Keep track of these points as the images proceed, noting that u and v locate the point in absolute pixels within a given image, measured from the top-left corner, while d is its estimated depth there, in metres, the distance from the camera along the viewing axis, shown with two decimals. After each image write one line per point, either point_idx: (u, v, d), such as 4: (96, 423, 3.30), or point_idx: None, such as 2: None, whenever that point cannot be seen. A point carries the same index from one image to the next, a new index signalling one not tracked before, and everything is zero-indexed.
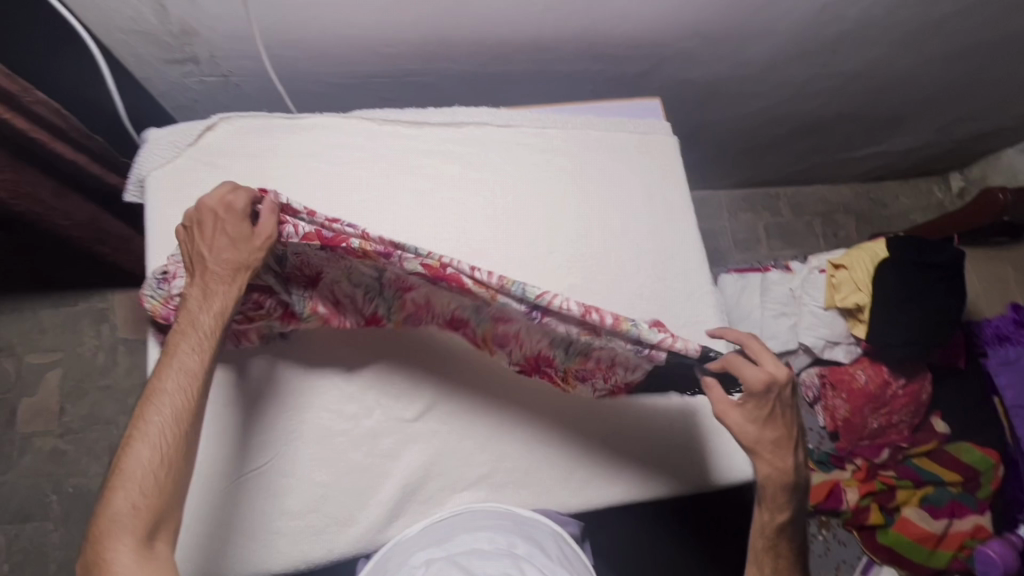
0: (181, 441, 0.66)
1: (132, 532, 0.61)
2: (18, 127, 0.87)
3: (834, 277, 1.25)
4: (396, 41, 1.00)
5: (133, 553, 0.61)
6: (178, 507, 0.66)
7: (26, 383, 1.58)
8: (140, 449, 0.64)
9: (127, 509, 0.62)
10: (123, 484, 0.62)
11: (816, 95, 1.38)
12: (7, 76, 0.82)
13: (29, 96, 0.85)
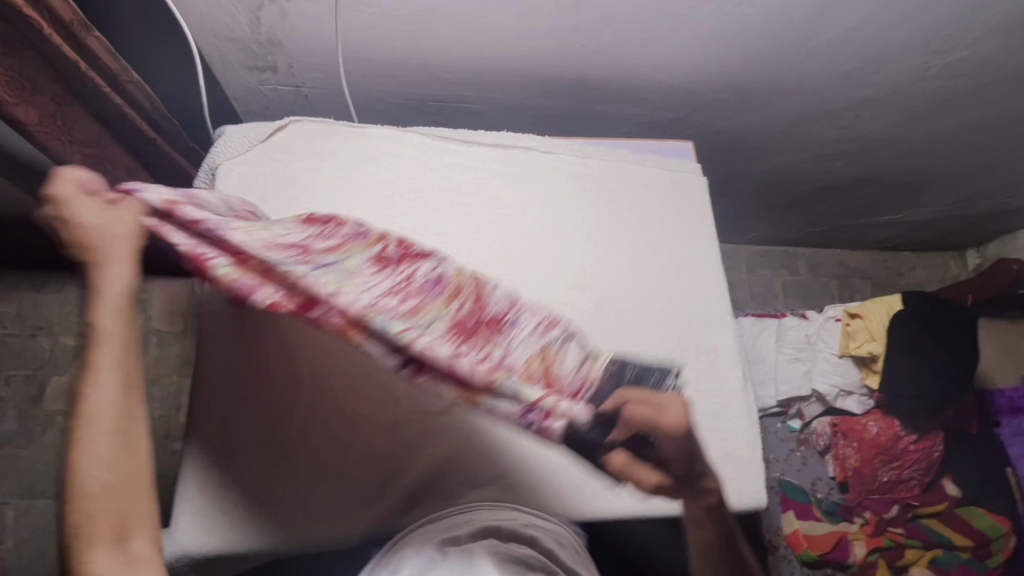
0: (128, 414, 0.55)
1: (105, 543, 0.52)
2: (112, 101, 0.97)
3: (849, 326, 1.29)
4: (456, 68, 1.11)
5: (108, 558, 0.51)
6: (147, 506, 0.56)
7: (59, 362, 1.63)
8: (90, 442, 0.53)
9: (95, 509, 0.52)
10: (84, 474, 0.52)
11: (839, 156, 1.46)
12: (110, 55, 0.94)
13: (125, 75, 0.97)
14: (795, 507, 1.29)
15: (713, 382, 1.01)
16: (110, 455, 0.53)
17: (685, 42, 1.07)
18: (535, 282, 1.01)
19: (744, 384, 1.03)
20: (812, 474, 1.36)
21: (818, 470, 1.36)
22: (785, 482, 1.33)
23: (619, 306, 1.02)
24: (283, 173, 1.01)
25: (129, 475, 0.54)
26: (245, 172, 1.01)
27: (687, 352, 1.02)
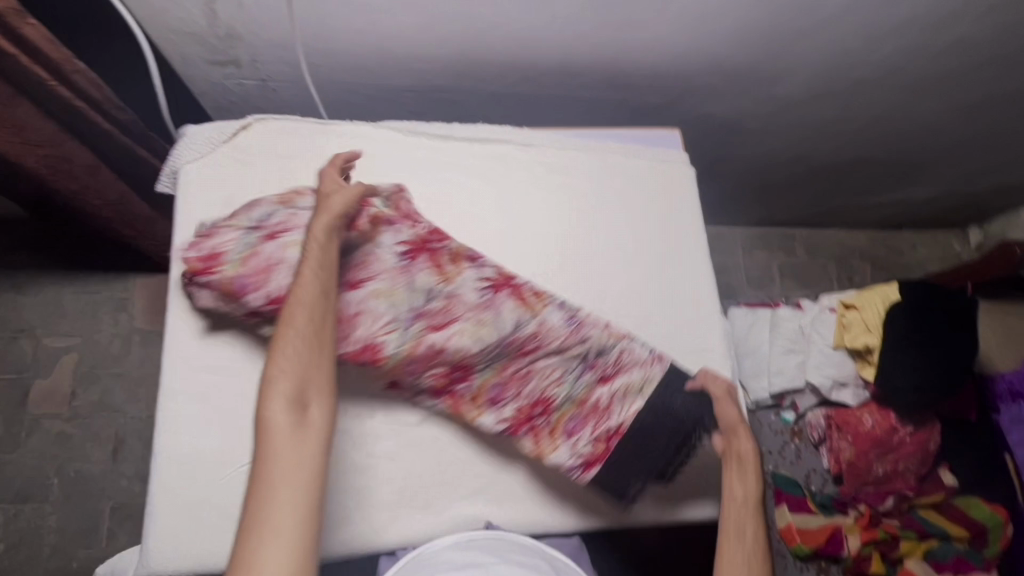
0: (320, 322, 0.76)
1: (283, 400, 0.70)
2: (62, 95, 0.91)
3: (844, 317, 1.25)
4: (430, 58, 1.05)
5: (286, 419, 0.69)
6: (323, 383, 0.74)
7: (42, 365, 1.61)
8: (291, 337, 0.73)
9: (283, 381, 0.71)
10: (283, 360, 0.72)
11: (836, 138, 1.40)
12: (53, 44, 0.85)
13: (72, 66, 0.89)
14: (788, 500, 1.29)
15: None
16: (301, 356, 0.73)
17: (670, 24, 1.00)
18: None
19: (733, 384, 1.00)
20: (807, 466, 1.34)
21: (814, 462, 1.34)
22: (778, 475, 1.32)
23: (601, 307, 0.99)
24: (249, 176, 0.97)
25: (314, 368, 0.73)
26: (208, 176, 0.96)
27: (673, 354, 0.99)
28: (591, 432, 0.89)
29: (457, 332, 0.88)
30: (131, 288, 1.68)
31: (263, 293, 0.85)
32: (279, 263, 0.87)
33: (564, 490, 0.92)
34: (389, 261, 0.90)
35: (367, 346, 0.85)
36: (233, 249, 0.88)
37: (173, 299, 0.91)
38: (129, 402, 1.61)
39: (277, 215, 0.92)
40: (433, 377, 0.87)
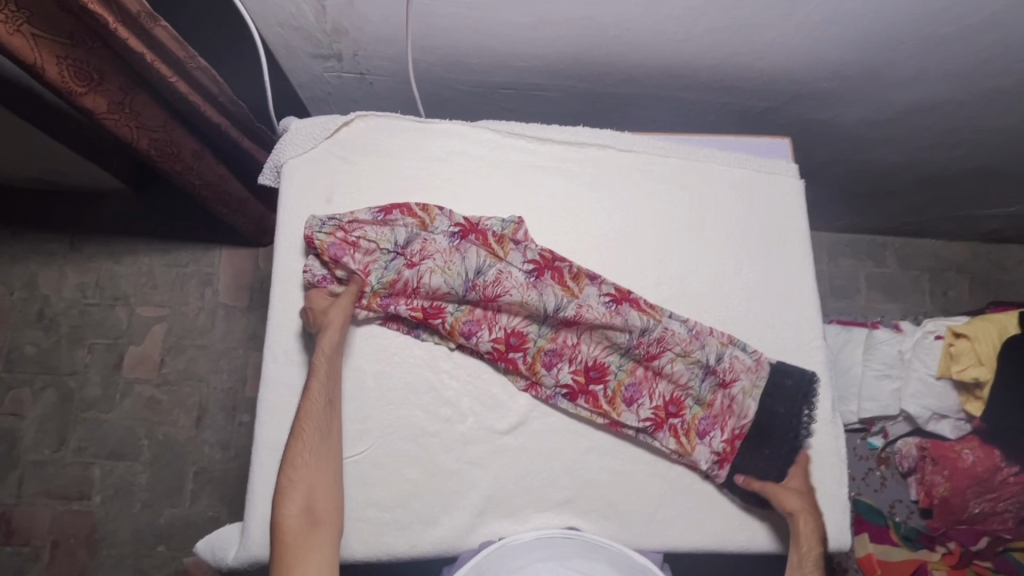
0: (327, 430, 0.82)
1: (296, 506, 0.76)
2: (178, 90, 0.93)
3: (953, 346, 1.15)
4: (531, 57, 1.02)
5: (296, 517, 0.75)
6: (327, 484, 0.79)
7: (135, 332, 1.71)
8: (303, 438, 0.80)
9: (296, 484, 0.77)
10: (296, 459, 0.79)
11: (953, 149, 1.29)
12: (177, 42, 0.88)
13: (191, 64, 0.92)
14: (870, 529, 1.23)
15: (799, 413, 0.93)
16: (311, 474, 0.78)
17: (791, 27, 0.94)
18: None
19: (832, 413, 0.95)
20: (891, 495, 1.28)
21: (899, 493, 1.28)
22: (861, 503, 1.26)
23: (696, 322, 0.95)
24: (349, 173, 0.98)
25: (327, 481, 0.79)
26: (310, 171, 0.97)
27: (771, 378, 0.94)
28: (722, 431, 0.92)
29: (590, 327, 0.93)
30: (217, 263, 1.75)
31: (411, 304, 0.90)
32: (423, 283, 0.89)
33: (650, 511, 0.89)
34: (519, 277, 0.91)
35: (510, 333, 0.91)
36: (377, 274, 0.90)
37: (276, 293, 0.93)
38: (213, 373, 1.69)
39: (416, 240, 0.92)
40: (574, 368, 0.92)
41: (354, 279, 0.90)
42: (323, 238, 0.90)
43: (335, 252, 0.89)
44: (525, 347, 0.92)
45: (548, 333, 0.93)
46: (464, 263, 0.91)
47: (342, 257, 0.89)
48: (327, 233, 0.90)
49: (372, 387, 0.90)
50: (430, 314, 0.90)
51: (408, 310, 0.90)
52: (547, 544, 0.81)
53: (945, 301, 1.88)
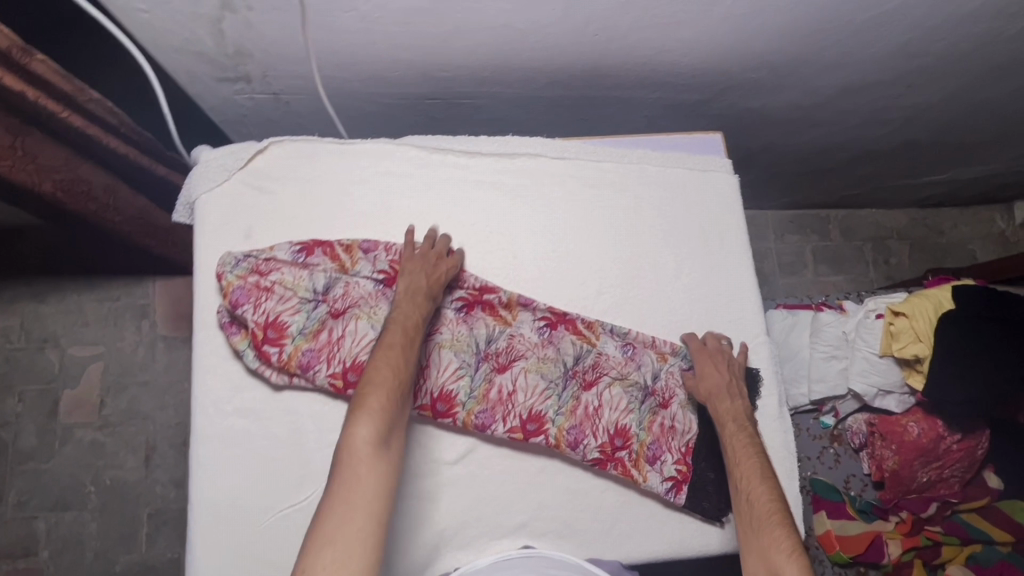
0: (409, 368, 0.74)
1: (371, 428, 0.66)
2: (73, 126, 0.87)
3: (892, 324, 1.16)
4: (451, 66, 0.97)
5: (370, 442, 0.66)
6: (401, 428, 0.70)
7: (69, 375, 1.61)
8: (389, 364, 0.72)
9: (377, 405, 0.68)
10: (376, 383, 0.70)
11: (883, 127, 1.31)
12: (60, 75, 0.80)
13: (83, 96, 0.85)
14: (827, 507, 1.27)
15: None
16: (387, 400, 0.69)
17: (714, 22, 0.92)
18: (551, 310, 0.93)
19: (778, 406, 0.96)
20: (846, 470, 1.30)
21: (853, 467, 1.30)
22: (818, 481, 1.29)
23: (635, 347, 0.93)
24: (268, 204, 0.92)
25: (397, 418, 0.70)
26: (225, 205, 0.92)
27: None
28: (671, 454, 0.90)
29: (523, 370, 0.90)
30: (151, 294, 1.65)
31: (332, 366, 0.85)
32: (346, 334, 0.86)
33: (606, 527, 0.88)
34: (448, 314, 0.90)
35: (438, 396, 0.86)
36: (299, 325, 0.86)
37: (200, 340, 0.87)
38: (159, 409, 1.61)
39: (337, 285, 0.88)
40: (515, 415, 0.87)
41: (264, 327, 0.85)
42: (233, 278, 0.87)
43: (240, 296, 0.85)
44: (453, 413, 0.86)
45: (484, 379, 0.89)
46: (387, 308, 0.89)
47: (247, 302, 0.85)
48: (239, 275, 0.87)
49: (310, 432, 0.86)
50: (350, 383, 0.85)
51: (329, 374, 0.85)
52: (500, 566, 0.80)
53: (888, 268, 1.93)
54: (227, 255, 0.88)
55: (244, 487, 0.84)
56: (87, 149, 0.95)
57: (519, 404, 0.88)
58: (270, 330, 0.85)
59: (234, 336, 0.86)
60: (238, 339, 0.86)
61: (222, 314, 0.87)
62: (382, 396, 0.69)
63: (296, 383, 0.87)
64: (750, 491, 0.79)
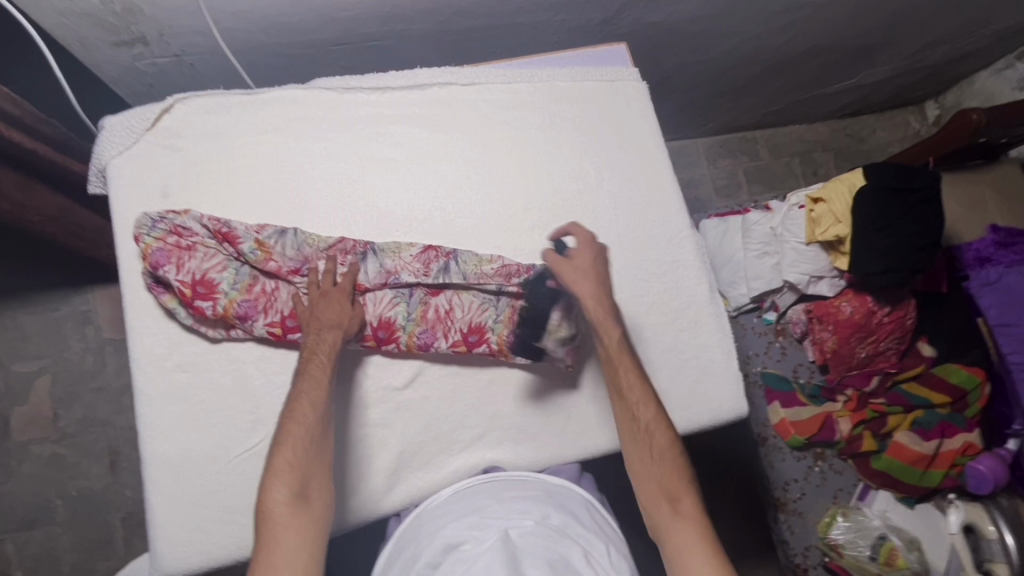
0: (319, 419, 0.74)
1: (286, 487, 0.69)
2: None
3: (813, 211, 1.23)
4: (349, 5, 0.97)
5: (287, 501, 0.68)
6: (325, 477, 0.72)
7: (15, 392, 1.54)
8: (293, 428, 0.72)
9: (286, 464, 0.70)
10: (285, 444, 0.71)
11: (785, 30, 1.35)
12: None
13: None
14: (779, 397, 1.33)
15: (677, 300, 0.98)
16: (302, 453, 0.71)
17: None
18: (482, 230, 0.95)
19: (712, 295, 1.01)
20: (794, 360, 1.38)
21: (799, 356, 1.38)
22: (767, 374, 1.36)
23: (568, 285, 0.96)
24: (181, 161, 0.91)
25: (317, 471, 0.72)
26: (137, 166, 0.90)
27: (649, 276, 0.98)
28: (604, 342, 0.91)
29: (456, 293, 0.93)
30: (91, 300, 1.58)
31: (269, 315, 0.86)
32: (280, 287, 0.89)
33: (560, 428, 0.92)
34: (372, 268, 0.89)
35: (378, 325, 0.88)
36: (228, 281, 0.87)
37: (129, 302, 0.86)
38: (117, 413, 1.55)
39: (252, 237, 0.87)
40: (456, 331, 0.90)
41: (192, 285, 0.85)
42: (151, 240, 0.85)
43: (161, 257, 0.85)
44: (395, 337, 0.88)
45: (420, 302, 0.91)
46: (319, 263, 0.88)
47: (168, 262, 0.84)
48: (156, 237, 0.85)
49: (257, 378, 0.86)
50: (289, 328, 0.86)
51: (268, 324, 0.86)
52: (461, 496, 0.82)
53: (817, 178, 2.01)
54: (141, 217, 0.86)
55: (196, 439, 0.84)
56: None
57: (458, 320, 0.91)
58: (198, 286, 0.85)
59: (163, 296, 0.85)
60: (167, 298, 0.86)
61: (147, 278, 0.86)
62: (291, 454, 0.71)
63: (234, 334, 0.87)
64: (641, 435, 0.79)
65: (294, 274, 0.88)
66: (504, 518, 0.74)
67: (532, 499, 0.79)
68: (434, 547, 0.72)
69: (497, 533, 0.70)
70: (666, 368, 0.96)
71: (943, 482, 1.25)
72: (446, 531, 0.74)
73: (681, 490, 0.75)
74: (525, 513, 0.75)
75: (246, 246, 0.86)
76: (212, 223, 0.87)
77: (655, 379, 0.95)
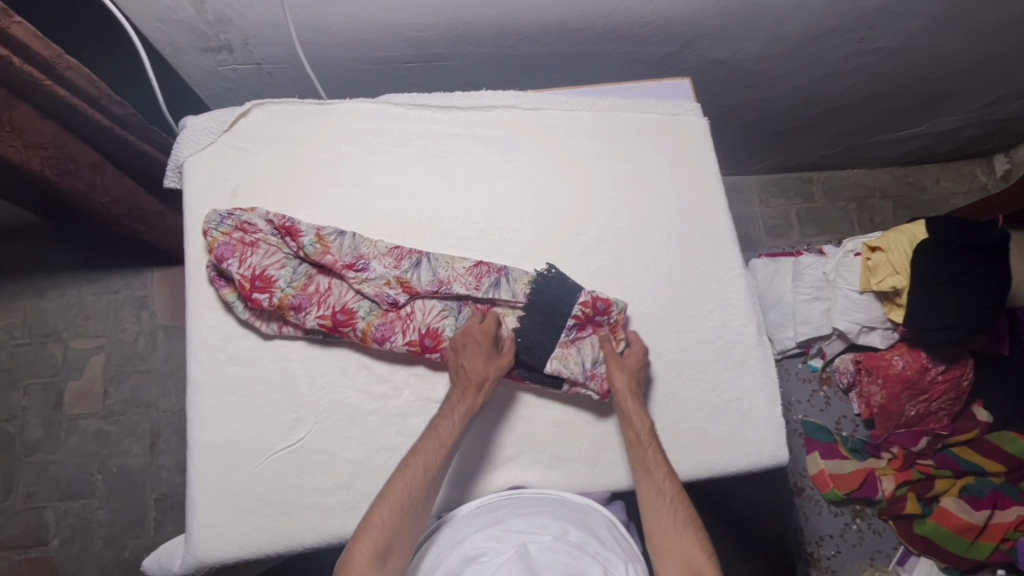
0: (426, 477, 0.77)
1: (375, 542, 0.71)
2: (55, 94, 0.88)
3: (869, 260, 1.19)
4: (424, 26, 1.01)
5: (371, 552, 0.70)
6: (408, 542, 0.74)
7: (72, 367, 1.61)
8: (399, 480, 0.76)
9: (379, 519, 0.73)
10: (385, 499, 0.74)
11: (852, 75, 1.33)
12: (37, 39, 0.81)
13: (62, 62, 0.85)
14: (819, 448, 1.30)
15: (723, 339, 0.97)
16: (399, 510, 0.74)
17: None
18: (532, 252, 0.96)
19: (759, 335, 0.99)
20: (837, 412, 1.34)
21: (843, 409, 1.34)
22: (808, 423, 1.33)
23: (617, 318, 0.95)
24: (252, 164, 0.95)
25: (405, 532, 0.73)
26: (212, 165, 0.94)
27: (697, 312, 0.97)
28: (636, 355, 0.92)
29: (503, 313, 0.94)
30: (149, 285, 1.64)
31: (322, 309, 0.88)
32: (334, 286, 0.91)
33: (593, 457, 0.91)
34: (425, 277, 0.91)
35: (426, 333, 0.89)
36: (285, 278, 0.90)
37: (193, 292, 0.90)
38: (161, 397, 1.60)
39: (311, 235, 0.90)
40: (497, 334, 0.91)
41: (251, 279, 0.87)
42: (217, 235, 0.89)
43: (226, 251, 0.88)
44: (440, 348, 0.89)
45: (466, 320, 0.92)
46: (374, 270, 0.90)
47: (232, 256, 0.88)
48: (223, 232, 0.89)
49: (301, 377, 0.89)
50: (339, 322, 0.88)
51: (318, 317, 0.87)
52: (485, 508, 0.82)
53: (873, 226, 1.96)
54: (212, 213, 0.91)
55: (240, 431, 0.87)
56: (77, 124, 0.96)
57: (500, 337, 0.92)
58: (257, 281, 0.88)
59: (224, 289, 0.89)
60: (227, 291, 0.89)
61: (211, 270, 0.89)
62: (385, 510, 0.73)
63: (286, 331, 0.89)
64: (663, 513, 0.77)
65: (349, 269, 0.90)
66: (523, 531, 0.74)
67: (553, 515, 0.79)
68: (455, 558, 0.72)
69: (516, 546, 0.71)
70: (706, 407, 0.94)
71: (992, 555, 1.18)
72: (466, 543, 0.74)
73: (701, 565, 0.72)
74: (545, 528, 0.75)
75: (306, 240, 0.89)
76: (277, 219, 0.90)
77: (694, 418, 0.94)
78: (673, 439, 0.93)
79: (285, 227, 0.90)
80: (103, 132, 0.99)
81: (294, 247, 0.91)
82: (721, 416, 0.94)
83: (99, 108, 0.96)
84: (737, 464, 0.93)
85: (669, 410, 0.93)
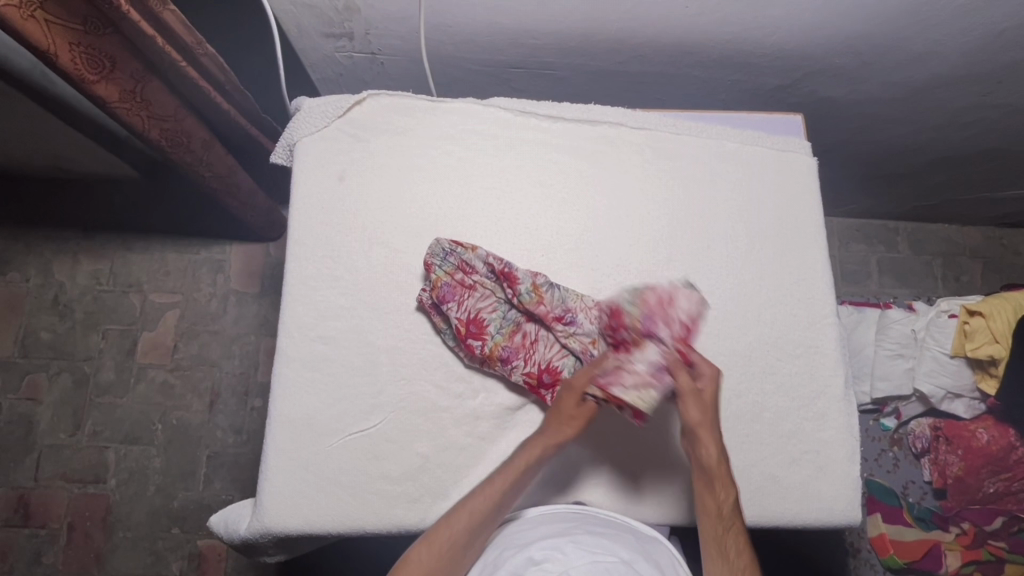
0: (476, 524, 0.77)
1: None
2: (188, 77, 0.91)
3: (967, 324, 1.14)
4: (541, 34, 1.01)
5: None
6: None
7: (148, 318, 1.66)
8: (450, 524, 0.76)
9: (421, 555, 0.74)
10: (429, 539, 0.75)
11: (968, 129, 1.27)
12: (186, 28, 0.87)
13: (199, 49, 0.91)
14: (883, 510, 1.24)
15: (808, 387, 0.94)
16: (444, 551, 0.75)
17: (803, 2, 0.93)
18: (621, 272, 0.95)
19: (845, 387, 0.96)
20: (905, 476, 1.28)
21: (912, 473, 1.28)
22: (873, 483, 1.26)
23: (700, 350, 0.93)
24: (361, 152, 0.97)
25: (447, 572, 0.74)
26: (323, 148, 0.97)
27: (783, 355, 0.94)
28: (665, 327, 0.79)
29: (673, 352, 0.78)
30: (227, 250, 1.70)
31: (529, 365, 0.88)
32: (541, 338, 0.90)
33: (659, 486, 0.90)
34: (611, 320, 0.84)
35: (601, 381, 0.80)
36: (496, 323, 0.90)
37: (291, 268, 0.93)
38: (225, 358, 1.64)
39: (529, 284, 0.90)
40: (674, 338, 0.79)
41: (466, 322, 0.88)
42: (440, 272, 0.90)
43: (447, 292, 0.89)
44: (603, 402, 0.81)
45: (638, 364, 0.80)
46: (585, 327, 0.89)
47: (453, 298, 0.89)
48: (446, 270, 0.90)
49: (382, 366, 0.90)
50: (542, 382, 0.88)
51: (524, 372, 0.88)
52: (550, 518, 0.81)
53: (959, 285, 1.86)
54: (436, 245, 0.92)
55: (319, 409, 0.89)
56: (196, 102, 1.01)
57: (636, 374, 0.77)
58: (472, 325, 0.88)
59: (438, 322, 0.90)
60: (441, 325, 0.90)
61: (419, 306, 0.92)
62: (427, 549, 0.75)
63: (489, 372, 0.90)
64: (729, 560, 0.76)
65: (557, 321, 0.89)
66: (588, 547, 0.72)
67: (620, 540, 0.77)
68: (518, 560, 0.72)
69: (583, 563, 0.69)
70: (782, 455, 0.91)
71: None
72: (530, 547, 0.74)
73: None
74: (612, 549, 0.73)
75: (522, 288, 0.89)
76: (498, 262, 0.90)
77: (767, 464, 0.91)
78: (746, 482, 0.89)
79: (502, 267, 0.90)
80: (220, 115, 1.03)
81: (508, 294, 0.91)
82: (798, 465, 0.91)
83: (222, 90, 1.01)
84: (812, 518, 0.89)
85: (743, 450, 0.91)
